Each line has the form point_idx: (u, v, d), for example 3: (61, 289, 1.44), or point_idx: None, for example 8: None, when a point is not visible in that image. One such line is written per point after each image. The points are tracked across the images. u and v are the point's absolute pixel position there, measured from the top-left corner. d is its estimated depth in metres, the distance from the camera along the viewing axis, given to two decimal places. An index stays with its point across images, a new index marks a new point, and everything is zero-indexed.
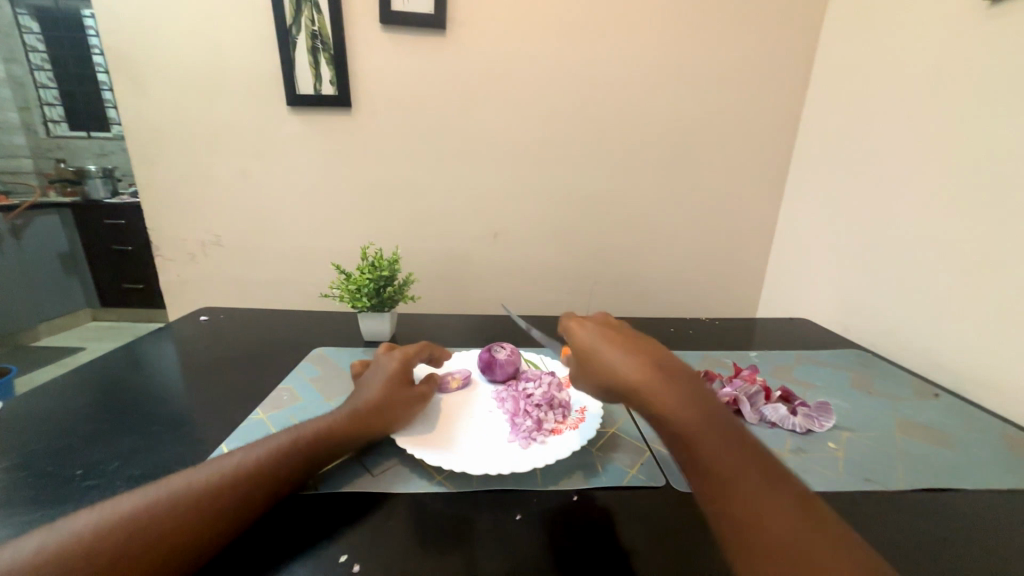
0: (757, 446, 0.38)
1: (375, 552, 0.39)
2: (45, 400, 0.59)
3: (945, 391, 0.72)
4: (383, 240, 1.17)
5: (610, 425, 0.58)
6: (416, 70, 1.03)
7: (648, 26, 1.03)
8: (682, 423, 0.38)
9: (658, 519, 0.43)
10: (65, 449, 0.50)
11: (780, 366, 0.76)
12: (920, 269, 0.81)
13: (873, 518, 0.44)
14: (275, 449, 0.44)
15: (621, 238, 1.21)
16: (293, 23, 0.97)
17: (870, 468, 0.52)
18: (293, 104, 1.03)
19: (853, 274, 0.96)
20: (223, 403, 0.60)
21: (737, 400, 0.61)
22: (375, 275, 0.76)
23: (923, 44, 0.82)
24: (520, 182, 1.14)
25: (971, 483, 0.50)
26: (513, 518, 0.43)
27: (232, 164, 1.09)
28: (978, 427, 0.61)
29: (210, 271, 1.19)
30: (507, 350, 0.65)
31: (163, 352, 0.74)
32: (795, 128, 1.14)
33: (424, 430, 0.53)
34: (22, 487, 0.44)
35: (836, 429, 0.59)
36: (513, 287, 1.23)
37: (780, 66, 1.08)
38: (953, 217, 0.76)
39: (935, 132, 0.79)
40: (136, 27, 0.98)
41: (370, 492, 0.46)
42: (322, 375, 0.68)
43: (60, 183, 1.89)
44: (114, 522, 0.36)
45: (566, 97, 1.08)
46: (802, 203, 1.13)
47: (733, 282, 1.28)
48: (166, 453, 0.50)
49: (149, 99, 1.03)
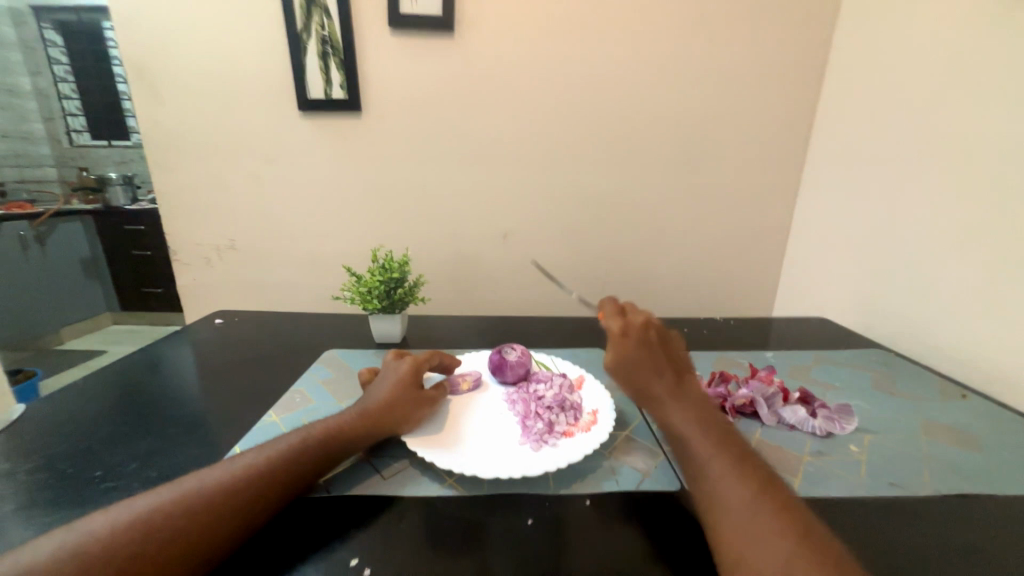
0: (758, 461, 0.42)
1: (385, 555, 0.39)
2: (67, 402, 0.61)
3: (972, 392, 0.69)
4: (392, 242, 1.18)
5: (623, 427, 0.57)
6: (424, 72, 1.03)
7: (658, 22, 1.02)
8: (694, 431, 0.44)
9: (674, 524, 0.42)
10: (85, 451, 0.51)
11: (798, 366, 0.74)
12: (944, 264, 0.78)
13: (899, 524, 0.43)
14: (285, 451, 0.44)
15: (632, 237, 1.19)
16: (304, 29, 0.98)
17: (895, 472, 0.50)
18: (304, 109, 1.05)
19: (874, 271, 0.93)
20: (238, 405, 0.61)
21: (753, 402, 0.60)
22: (385, 277, 0.77)
23: (943, 33, 0.79)
24: (529, 182, 1.13)
25: (1003, 488, 0.48)
26: (525, 522, 0.43)
27: (246, 169, 1.11)
28: (1009, 429, 0.59)
29: (225, 274, 1.21)
30: (517, 352, 0.65)
31: (180, 354, 0.75)
32: (811, 123, 1.11)
33: (434, 432, 0.52)
34: (43, 488, 0.45)
35: (857, 432, 0.57)
36: (523, 287, 1.23)
37: (794, 59, 1.06)
38: (979, 210, 0.73)
39: (958, 122, 0.76)
40: (153, 37, 1.01)
41: (380, 495, 0.46)
42: (334, 377, 0.68)
43: (83, 191, 1.94)
44: (128, 524, 0.36)
45: (574, 96, 1.07)
46: (818, 199, 1.10)
47: (748, 281, 1.26)
48: (181, 455, 0.51)
49: (165, 107, 1.06)
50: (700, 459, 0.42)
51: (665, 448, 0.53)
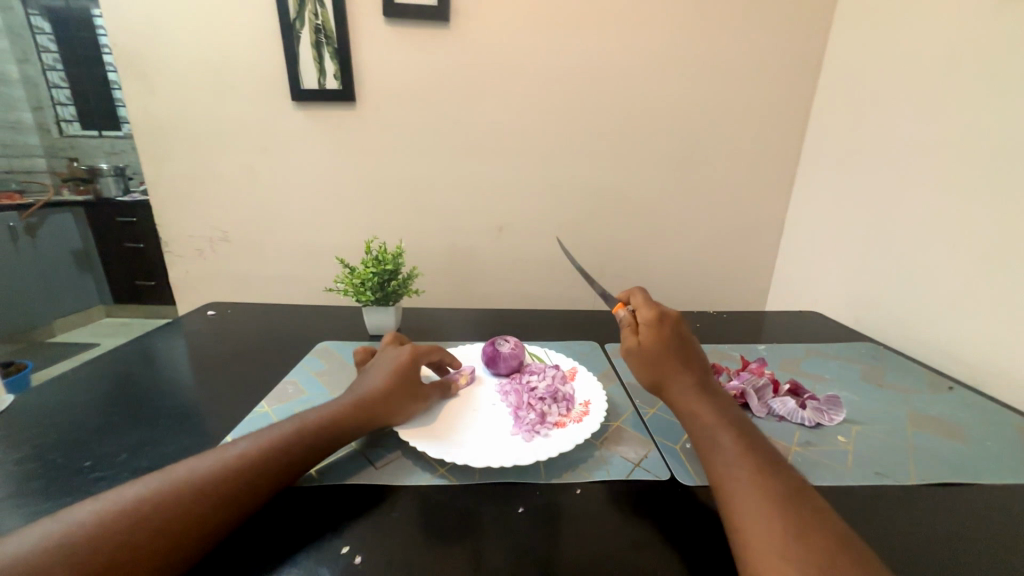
0: (770, 450, 0.43)
1: (376, 544, 0.39)
2: (57, 392, 0.60)
3: (959, 385, 0.70)
4: (387, 235, 1.17)
5: (614, 418, 0.58)
6: (419, 63, 1.02)
7: (655, 14, 1.01)
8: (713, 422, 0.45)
9: (663, 513, 0.43)
10: (75, 442, 0.51)
11: (789, 359, 0.75)
12: (934, 259, 0.79)
13: (883, 512, 0.43)
14: (278, 439, 0.45)
15: (627, 231, 1.19)
16: (297, 18, 0.97)
17: (881, 462, 0.51)
18: (297, 99, 1.03)
19: (865, 265, 0.94)
20: (230, 396, 0.61)
21: (744, 394, 0.60)
22: (379, 270, 0.76)
23: (937, 28, 0.79)
24: (524, 174, 1.13)
25: (986, 477, 0.49)
26: (516, 511, 0.43)
27: (239, 160, 1.10)
28: (993, 420, 0.60)
29: (218, 267, 1.21)
30: (511, 343, 0.65)
31: (172, 346, 0.74)
32: (806, 117, 1.11)
33: (428, 423, 0.53)
34: (32, 478, 0.45)
35: (846, 423, 0.58)
36: (517, 280, 1.23)
37: (791, 53, 1.05)
38: (967, 205, 0.73)
39: (949, 117, 0.76)
40: (143, 24, 0.99)
41: (373, 485, 0.46)
42: (327, 369, 0.68)
43: (74, 182, 1.91)
44: (118, 512, 0.36)
45: (570, 88, 1.06)
46: (812, 194, 1.10)
47: (741, 275, 1.26)
48: (172, 445, 0.51)
49: (156, 96, 1.04)
50: (717, 447, 0.43)
51: (656, 438, 0.54)
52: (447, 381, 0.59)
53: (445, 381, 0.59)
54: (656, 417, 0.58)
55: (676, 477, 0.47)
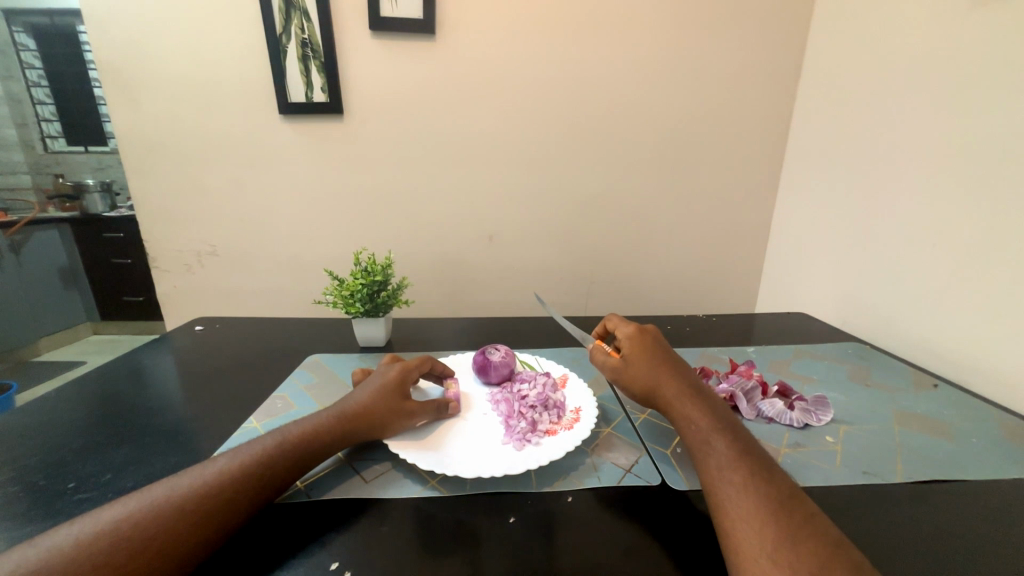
0: (763, 456, 0.42)
1: (364, 559, 0.38)
2: (41, 412, 0.59)
3: (944, 382, 0.71)
4: (377, 245, 1.17)
5: (605, 425, 0.58)
6: (406, 75, 1.03)
7: (637, 24, 1.03)
8: (708, 428, 0.45)
9: (652, 519, 0.43)
10: (58, 463, 0.50)
11: (778, 361, 0.76)
12: (919, 259, 0.80)
13: (874, 511, 0.44)
14: (261, 454, 0.44)
15: (616, 237, 1.20)
16: (283, 32, 0.97)
17: (869, 460, 0.51)
18: (286, 113, 1.04)
19: (851, 266, 0.95)
20: (221, 412, 0.60)
21: (733, 397, 0.61)
22: (368, 281, 0.76)
23: (910, 34, 0.82)
24: (513, 181, 1.13)
25: (969, 473, 0.49)
26: (507, 521, 0.43)
27: (227, 173, 1.09)
28: (975, 416, 0.61)
29: (206, 281, 1.20)
30: (501, 352, 0.65)
31: (161, 363, 0.74)
32: (787, 122, 1.14)
33: (415, 437, 0.52)
34: (13, 502, 0.44)
35: (834, 423, 0.59)
36: (509, 288, 1.23)
37: (771, 61, 1.08)
38: (945, 206, 0.75)
39: (927, 120, 0.79)
40: (129, 40, 0.99)
41: (360, 498, 0.45)
42: (318, 383, 0.68)
43: (59, 199, 1.88)
44: (100, 533, 0.35)
45: (557, 97, 1.07)
46: (797, 197, 1.12)
47: (730, 277, 1.28)
48: (160, 464, 0.50)
49: (143, 112, 1.04)
50: (712, 453, 0.43)
51: (647, 444, 0.54)
52: (442, 399, 0.56)
53: (441, 404, 0.55)
54: (647, 423, 0.58)
55: (667, 482, 0.47)
